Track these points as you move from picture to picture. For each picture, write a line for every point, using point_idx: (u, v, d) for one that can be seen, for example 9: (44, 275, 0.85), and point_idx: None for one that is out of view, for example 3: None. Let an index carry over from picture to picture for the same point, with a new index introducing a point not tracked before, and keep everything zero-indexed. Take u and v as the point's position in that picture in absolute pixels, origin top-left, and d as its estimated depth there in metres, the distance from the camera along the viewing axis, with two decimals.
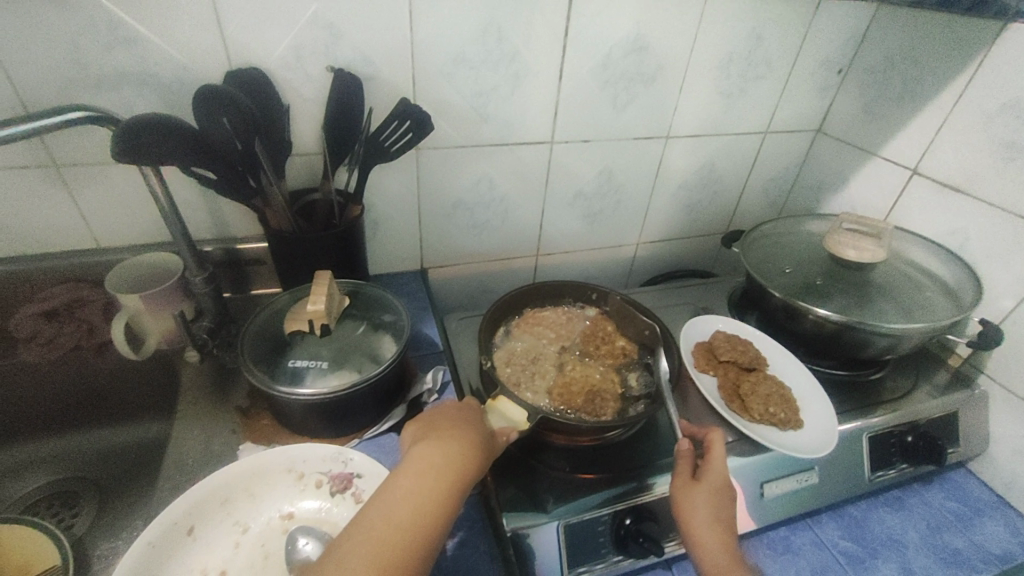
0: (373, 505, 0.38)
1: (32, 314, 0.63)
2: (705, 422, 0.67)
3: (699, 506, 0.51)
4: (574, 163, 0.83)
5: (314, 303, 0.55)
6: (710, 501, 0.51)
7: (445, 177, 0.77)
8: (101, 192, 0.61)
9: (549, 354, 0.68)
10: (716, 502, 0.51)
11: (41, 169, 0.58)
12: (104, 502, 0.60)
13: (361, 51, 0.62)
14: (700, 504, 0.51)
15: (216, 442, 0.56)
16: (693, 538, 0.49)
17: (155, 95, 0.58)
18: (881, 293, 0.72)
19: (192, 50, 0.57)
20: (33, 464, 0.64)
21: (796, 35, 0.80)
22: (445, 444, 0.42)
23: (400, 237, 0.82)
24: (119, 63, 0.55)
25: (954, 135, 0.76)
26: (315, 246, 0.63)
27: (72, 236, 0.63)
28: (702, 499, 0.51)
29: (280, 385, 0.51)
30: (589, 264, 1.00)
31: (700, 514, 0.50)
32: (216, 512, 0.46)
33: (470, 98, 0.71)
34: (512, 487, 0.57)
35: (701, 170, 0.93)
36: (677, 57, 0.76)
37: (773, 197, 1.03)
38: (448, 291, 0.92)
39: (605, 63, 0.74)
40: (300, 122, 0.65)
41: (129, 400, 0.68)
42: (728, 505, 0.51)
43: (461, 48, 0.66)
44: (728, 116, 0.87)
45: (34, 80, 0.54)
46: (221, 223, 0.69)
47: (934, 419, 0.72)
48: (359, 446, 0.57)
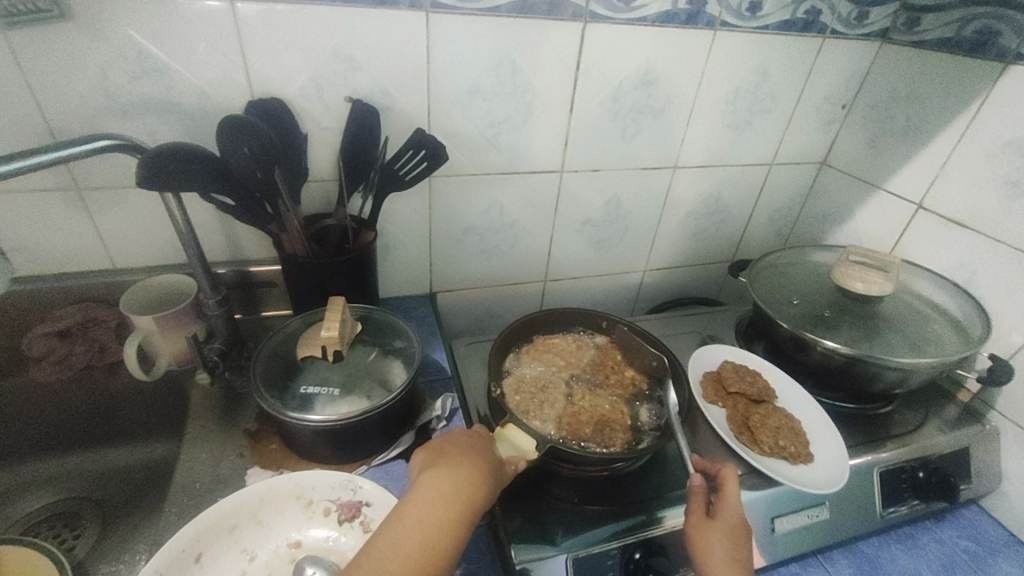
0: (384, 532, 0.38)
1: (45, 333, 0.64)
2: (714, 453, 0.66)
3: (715, 544, 0.50)
4: (583, 192, 0.85)
5: (328, 329, 0.56)
6: (725, 540, 0.50)
7: (456, 204, 0.78)
8: (120, 214, 0.63)
9: (559, 382, 0.68)
10: (732, 539, 0.50)
11: (65, 192, 0.59)
12: (106, 523, 0.60)
13: (379, 82, 0.64)
14: (715, 542, 0.50)
15: (224, 467, 0.55)
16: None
17: (178, 122, 0.60)
18: (889, 326, 0.72)
19: (217, 80, 0.58)
20: (35, 483, 0.64)
21: (801, 71, 0.83)
22: (454, 470, 0.42)
23: (411, 261, 0.82)
24: (146, 92, 0.57)
25: (959, 171, 0.77)
26: (329, 271, 0.64)
27: (88, 257, 0.64)
28: (717, 537, 0.50)
29: (291, 410, 0.51)
30: (596, 290, 1.00)
31: (714, 551, 0.49)
32: (223, 539, 0.46)
33: (483, 128, 0.72)
34: (520, 518, 0.56)
35: (708, 200, 0.94)
36: (686, 91, 0.78)
37: (778, 227, 1.04)
38: (455, 316, 0.93)
39: (615, 97, 0.76)
40: (318, 149, 0.67)
41: (131, 419, 0.68)
42: (743, 544, 0.51)
43: (476, 80, 0.68)
44: (734, 148, 0.88)
45: (61, 107, 0.55)
46: (235, 246, 0.70)
47: (945, 454, 0.71)
48: (366, 473, 0.56)
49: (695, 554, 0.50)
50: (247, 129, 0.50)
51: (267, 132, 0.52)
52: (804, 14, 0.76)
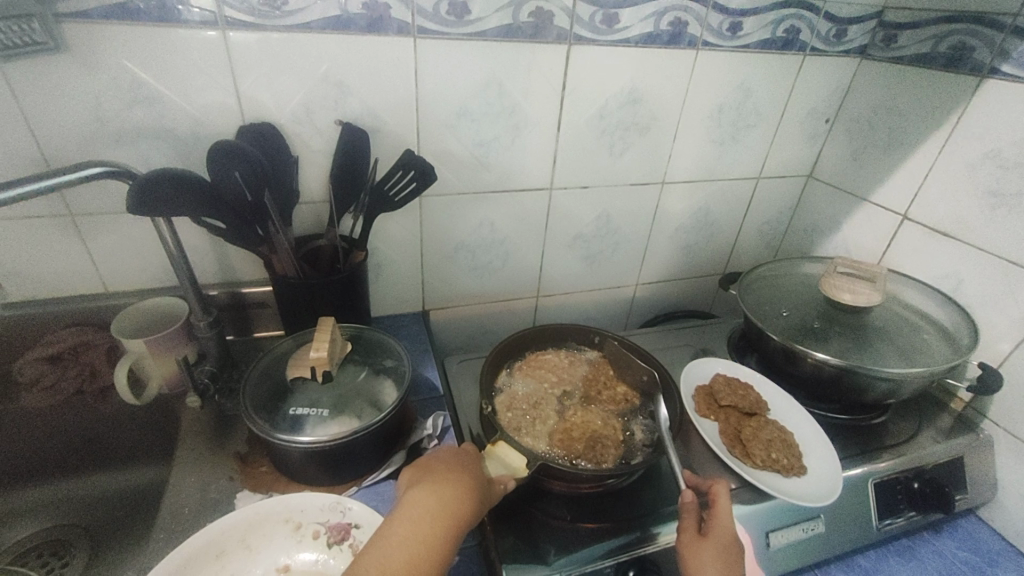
0: (369, 550, 0.38)
1: (36, 359, 0.64)
2: (708, 468, 0.66)
3: (708, 560, 0.50)
4: (573, 208, 0.86)
5: (317, 349, 0.56)
6: (718, 557, 0.50)
7: (446, 223, 0.79)
8: (112, 239, 0.63)
9: (551, 398, 0.68)
10: (724, 556, 0.50)
11: (57, 218, 0.60)
12: (95, 551, 0.60)
13: (368, 105, 0.65)
14: (706, 558, 0.50)
15: (213, 490, 0.55)
16: None
17: (170, 148, 0.61)
18: (879, 336, 0.72)
19: (208, 106, 0.60)
20: (25, 510, 0.63)
21: (784, 87, 0.84)
22: (440, 487, 0.42)
23: (403, 279, 0.83)
24: (138, 118, 0.58)
25: (941, 181, 0.78)
26: (320, 291, 0.64)
27: (79, 282, 0.65)
28: (710, 555, 0.50)
29: (280, 432, 0.51)
30: (588, 305, 1.01)
31: (707, 567, 0.49)
32: (211, 565, 0.45)
33: (473, 148, 0.74)
34: (513, 537, 0.56)
35: (697, 214, 0.95)
36: (672, 108, 0.80)
37: (768, 239, 1.06)
38: (448, 333, 0.93)
39: (601, 115, 0.77)
40: (309, 171, 0.68)
41: (123, 443, 0.68)
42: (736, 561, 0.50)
43: (464, 101, 0.69)
44: (721, 163, 0.90)
45: (56, 135, 0.56)
46: (227, 268, 0.71)
47: (940, 464, 0.71)
48: (357, 494, 0.56)
49: (688, 572, 0.50)
50: (237, 150, 0.51)
51: (258, 155, 0.53)
52: (783, 33, 0.79)
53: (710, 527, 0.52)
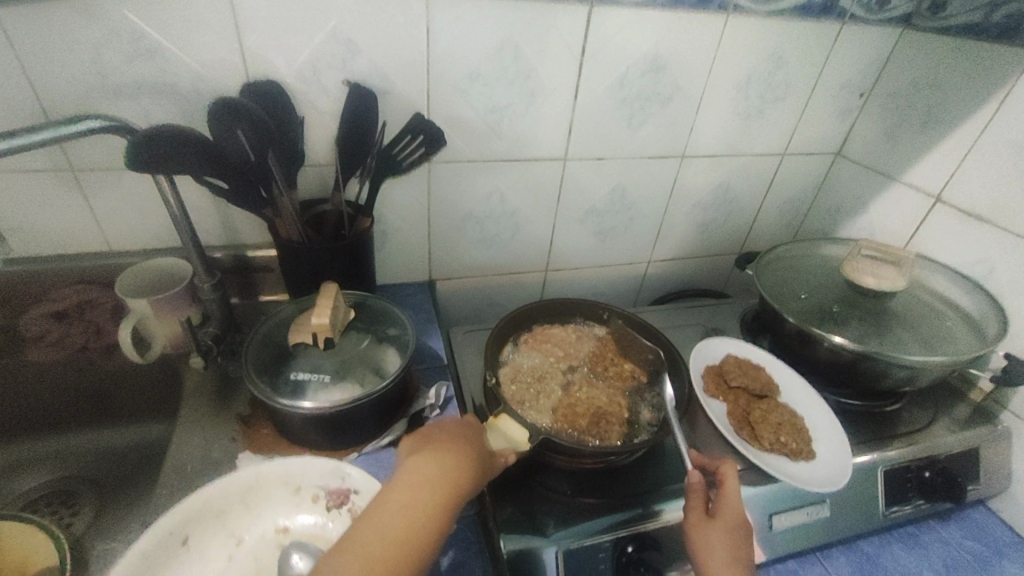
0: (367, 516, 0.37)
1: (43, 314, 0.65)
2: (713, 449, 0.65)
3: (717, 543, 0.49)
4: (587, 180, 0.83)
5: (319, 316, 0.54)
6: (726, 539, 0.49)
7: (456, 190, 0.77)
8: (116, 197, 0.62)
9: (556, 373, 0.67)
10: (733, 539, 0.49)
11: (61, 173, 0.59)
12: (103, 501, 0.61)
13: (378, 65, 0.62)
14: (714, 540, 0.49)
15: (215, 450, 0.55)
16: None
17: (172, 103, 0.59)
18: (900, 323, 0.70)
19: (211, 60, 0.57)
20: (33, 461, 0.64)
21: (819, 57, 0.79)
22: (442, 458, 0.41)
23: (410, 248, 0.81)
24: (139, 71, 0.56)
25: (981, 163, 0.74)
26: (325, 257, 0.63)
27: (86, 239, 0.64)
28: (718, 536, 0.49)
29: (281, 397, 0.50)
30: (598, 280, 0.98)
31: (715, 550, 0.48)
32: (212, 523, 0.45)
33: (485, 114, 0.70)
34: (511, 508, 0.55)
35: (716, 190, 0.92)
36: (696, 76, 0.76)
37: (788, 219, 1.02)
38: (454, 303, 0.91)
39: (621, 83, 0.73)
40: (315, 133, 0.65)
41: (127, 400, 0.68)
42: (745, 543, 0.50)
43: (477, 64, 0.66)
44: (745, 137, 0.86)
45: (54, 85, 0.54)
46: (231, 230, 0.69)
47: (954, 455, 0.69)
48: (356, 460, 0.56)
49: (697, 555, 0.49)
50: (236, 104, 0.49)
51: (260, 112, 0.51)
52: None
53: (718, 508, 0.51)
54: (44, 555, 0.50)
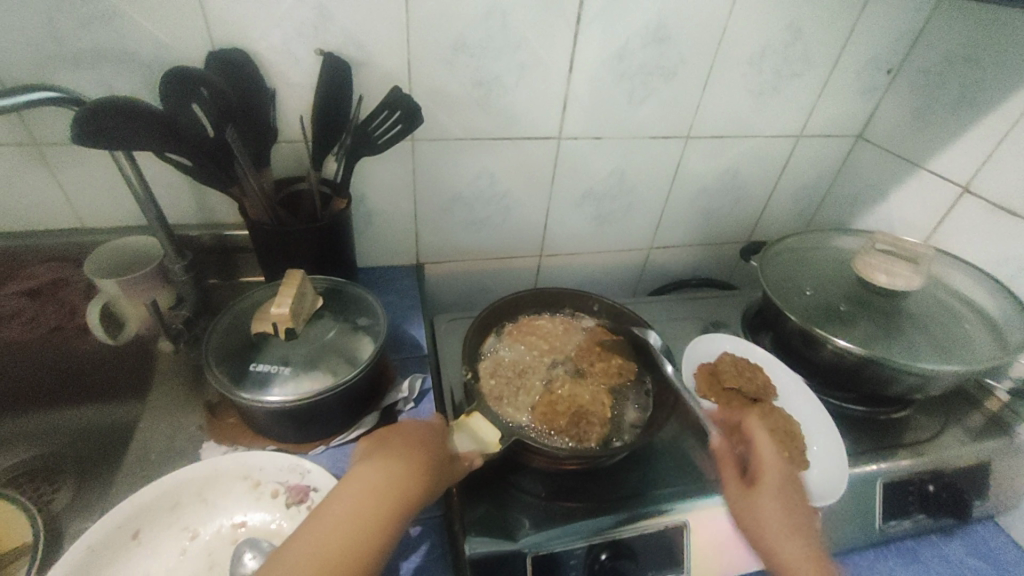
0: (314, 521, 0.36)
1: (15, 293, 0.63)
2: (700, 453, 0.62)
3: (770, 511, 0.48)
4: (583, 161, 0.78)
5: (279, 306, 0.52)
6: (776, 497, 0.49)
7: (442, 171, 0.73)
8: (83, 172, 0.60)
9: (539, 368, 0.64)
10: (784, 504, 0.49)
11: (23, 147, 0.57)
12: (81, 476, 0.60)
13: (352, 34, 0.58)
14: (766, 509, 0.48)
15: (180, 438, 0.54)
16: (772, 545, 0.46)
17: (134, 74, 0.55)
18: (912, 324, 0.65)
19: (173, 27, 0.54)
20: (8, 439, 0.63)
21: (841, 28, 0.72)
22: (407, 461, 0.41)
23: (395, 230, 0.78)
24: (97, 39, 0.53)
25: (1016, 150, 0.67)
26: (297, 240, 0.60)
27: (56, 216, 0.63)
28: (767, 497, 0.49)
29: (242, 391, 0.48)
30: (595, 268, 0.94)
31: (770, 521, 0.47)
32: (165, 517, 0.45)
33: (471, 87, 0.66)
34: (482, 508, 0.53)
35: (723, 175, 0.86)
36: (704, 47, 0.69)
37: (802, 207, 0.95)
38: (444, 288, 0.88)
39: (621, 54, 0.67)
40: (288, 107, 0.61)
41: (108, 381, 0.68)
42: (797, 497, 0.49)
43: (462, 34, 0.61)
44: (757, 116, 0.79)
45: (8, 53, 0.52)
46: (207, 209, 0.67)
47: (962, 468, 0.65)
48: (323, 454, 0.54)
49: (756, 528, 0.48)
50: (207, 91, 0.49)
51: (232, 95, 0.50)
52: None
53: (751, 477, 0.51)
54: (18, 534, 0.51)
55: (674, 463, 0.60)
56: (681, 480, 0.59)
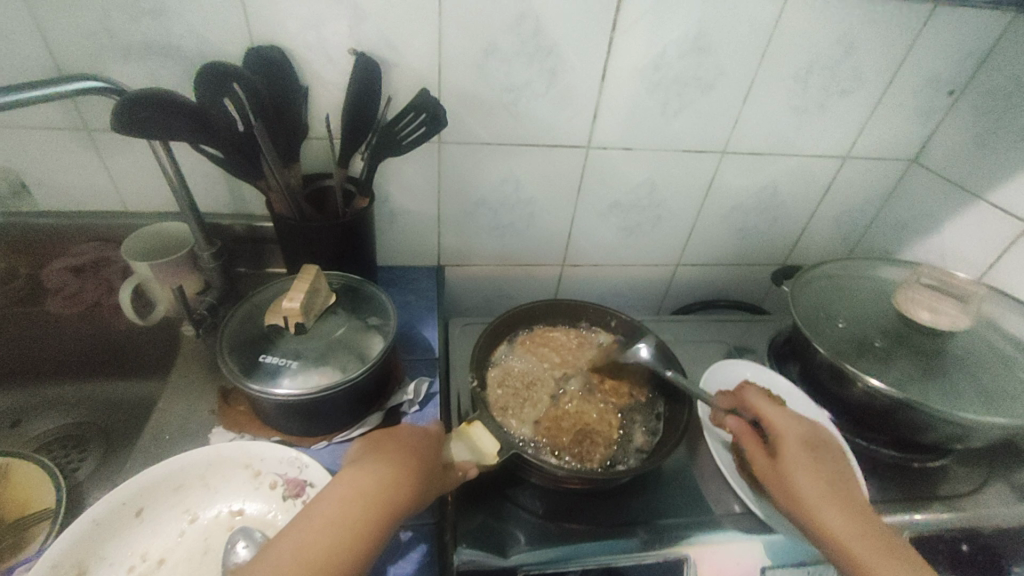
0: (303, 520, 0.36)
1: (62, 269, 0.67)
2: (711, 484, 0.59)
3: (804, 480, 0.49)
4: (612, 172, 0.76)
5: (291, 299, 0.53)
6: (803, 463, 0.50)
7: (467, 175, 0.73)
8: (127, 159, 0.63)
9: (548, 381, 0.63)
10: (818, 470, 0.49)
11: (74, 132, 0.60)
12: (108, 447, 0.64)
13: (385, 35, 0.59)
14: (799, 478, 0.49)
15: (194, 422, 0.56)
16: (809, 512, 0.47)
17: (178, 68, 0.58)
18: (957, 367, 0.60)
19: (215, 25, 0.56)
20: (48, 403, 0.68)
21: (899, 45, 0.68)
22: (399, 465, 0.41)
23: (418, 231, 0.78)
24: (145, 34, 0.55)
25: None
26: (318, 236, 0.61)
27: (101, 199, 0.66)
28: (795, 465, 0.50)
29: (251, 381, 0.49)
30: (619, 281, 0.92)
31: (805, 486, 0.48)
32: (168, 497, 0.46)
33: (500, 92, 0.65)
34: (475, 519, 0.53)
35: (760, 193, 0.82)
36: (745, 60, 0.66)
37: (845, 232, 0.90)
38: (464, 291, 0.88)
39: (656, 64, 0.65)
40: (319, 105, 0.63)
41: (138, 357, 0.71)
42: (826, 460, 0.51)
43: (494, 38, 0.61)
44: (800, 134, 0.75)
45: (66, 45, 0.55)
46: (239, 200, 0.70)
47: (1005, 528, 0.59)
48: (325, 449, 0.55)
49: (794, 500, 0.48)
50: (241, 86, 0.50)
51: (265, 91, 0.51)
52: None
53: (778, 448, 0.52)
54: (44, 498, 0.53)
55: (681, 492, 0.58)
56: (686, 511, 0.56)
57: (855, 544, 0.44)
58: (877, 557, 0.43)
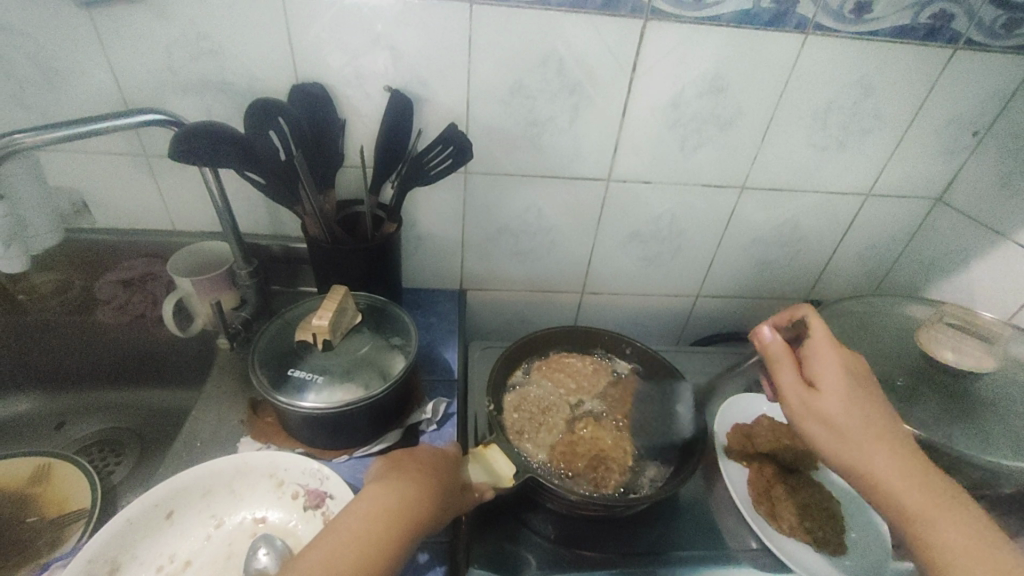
0: (330, 533, 0.38)
1: (113, 281, 0.72)
2: (726, 518, 0.58)
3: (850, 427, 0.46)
4: (631, 203, 0.78)
5: (321, 317, 0.56)
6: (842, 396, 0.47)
7: (491, 203, 0.76)
8: (178, 181, 0.69)
9: (563, 407, 0.64)
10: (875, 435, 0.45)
11: (134, 157, 0.66)
12: (142, 453, 0.68)
13: (419, 73, 0.63)
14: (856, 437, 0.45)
15: (224, 430, 0.59)
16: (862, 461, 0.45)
17: (230, 101, 0.63)
18: (984, 408, 0.58)
19: (265, 63, 0.61)
20: (91, 408, 0.72)
21: (919, 86, 0.69)
22: (420, 482, 0.43)
23: (443, 256, 0.82)
24: (203, 71, 0.61)
25: None
26: (349, 258, 0.64)
27: (153, 218, 0.72)
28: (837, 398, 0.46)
29: (281, 394, 0.52)
30: (638, 310, 0.93)
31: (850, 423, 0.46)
32: (197, 502, 0.49)
33: (525, 126, 0.69)
34: (486, 544, 0.53)
35: (780, 227, 0.83)
36: (763, 101, 0.69)
37: (870, 268, 0.89)
38: (485, 316, 0.91)
39: (675, 102, 0.68)
40: (356, 136, 0.67)
41: (174, 368, 0.75)
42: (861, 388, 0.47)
43: (520, 77, 0.64)
44: (820, 170, 0.76)
45: (134, 80, 0.61)
46: (276, 222, 0.74)
47: None
48: (346, 462, 0.57)
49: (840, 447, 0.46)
50: (286, 122, 0.56)
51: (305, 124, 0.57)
52: (930, 18, 0.63)
53: (818, 411, 0.46)
54: (82, 499, 0.55)
55: (694, 524, 0.58)
56: (700, 543, 0.56)
57: (927, 519, 0.42)
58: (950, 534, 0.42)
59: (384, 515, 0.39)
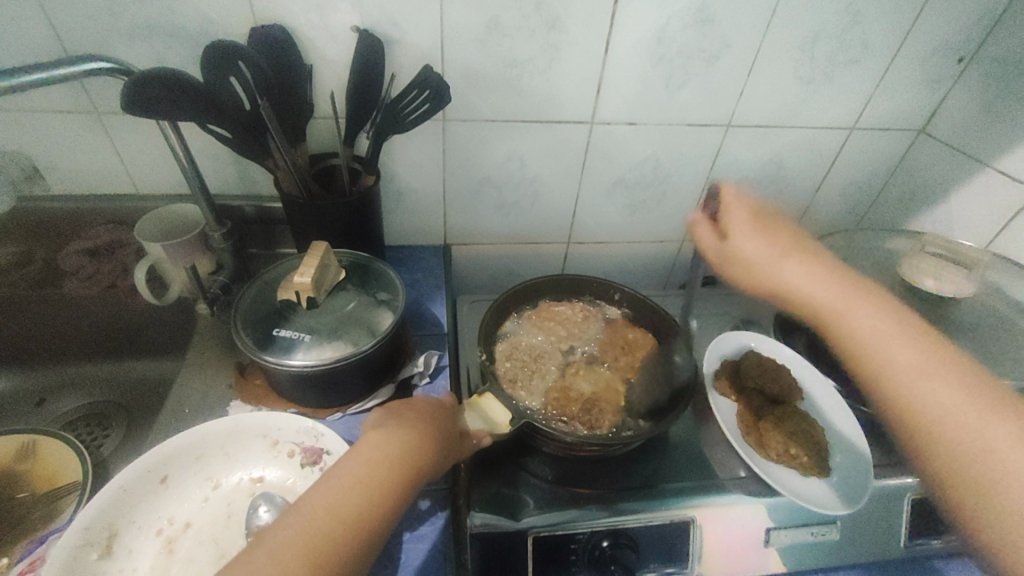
0: (332, 480, 0.37)
1: (78, 250, 0.68)
2: (716, 451, 0.60)
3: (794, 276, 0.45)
4: (616, 147, 0.76)
5: (303, 274, 0.54)
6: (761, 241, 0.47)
7: (472, 152, 0.73)
8: (136, 139, 0.64)
9: (556, 354, 0.64)
10: (795, 260, 0.46)
11: (85, 115, 0.61)
12: (131, 425, 0.67)
13: (388, 11, 0.59)
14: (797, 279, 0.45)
15: (212, 397, 0.58)
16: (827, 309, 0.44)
17: (183, 47, 0.58)
18: (960, 333, 0.60)
19: (219, 3, 0.56)
20: (72, 383, 0.71)
21: (906, 11, 0.67)
22: (418, 430, 0.43)
23: (424, 210, 0.79)
24: (150, 13, 0.56)
25: None
26: (327, 213, 0.61)
27: (113, 182, 0.68)
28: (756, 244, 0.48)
29: (268, 354, 0.50)
30: (624, 258, 0.93)
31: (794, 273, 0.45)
32: (192, 465, 0.49)
33: (504, 67, 0.65)
34: (484, 488, 0.54)
35: (765, 167, 0.82)
36: (750, 32, 0.66)
37: (851, 205, 0.90)
38: (470, 270, 0.89)
39: (660, 36, 0.65)
40: (324, 83, 0.63)
41: (153, 338, 0.73)
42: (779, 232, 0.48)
43: (496, 13, 0.61)
44: (805, 105, 0.75)
45: (73, 26, 0.55)
46: (247, 180, 0.70)
47: None
48: (339, 420, 0.56)
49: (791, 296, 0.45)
50: (246, 65, 0.50)
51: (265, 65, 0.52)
52: None
53: (733, 253, 0.48)
54: (72, 472, 0.54)
55: (686, 458, 0.59)
56: (692, 474, 0.57)
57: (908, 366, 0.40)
58: (902, 350, 0.40)
59: (386, 462, 0.39)
